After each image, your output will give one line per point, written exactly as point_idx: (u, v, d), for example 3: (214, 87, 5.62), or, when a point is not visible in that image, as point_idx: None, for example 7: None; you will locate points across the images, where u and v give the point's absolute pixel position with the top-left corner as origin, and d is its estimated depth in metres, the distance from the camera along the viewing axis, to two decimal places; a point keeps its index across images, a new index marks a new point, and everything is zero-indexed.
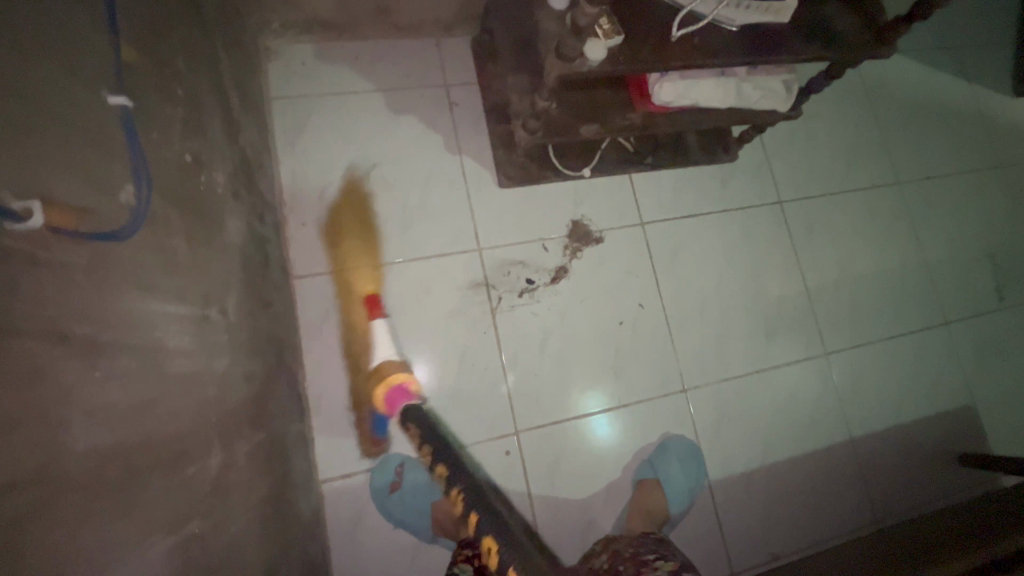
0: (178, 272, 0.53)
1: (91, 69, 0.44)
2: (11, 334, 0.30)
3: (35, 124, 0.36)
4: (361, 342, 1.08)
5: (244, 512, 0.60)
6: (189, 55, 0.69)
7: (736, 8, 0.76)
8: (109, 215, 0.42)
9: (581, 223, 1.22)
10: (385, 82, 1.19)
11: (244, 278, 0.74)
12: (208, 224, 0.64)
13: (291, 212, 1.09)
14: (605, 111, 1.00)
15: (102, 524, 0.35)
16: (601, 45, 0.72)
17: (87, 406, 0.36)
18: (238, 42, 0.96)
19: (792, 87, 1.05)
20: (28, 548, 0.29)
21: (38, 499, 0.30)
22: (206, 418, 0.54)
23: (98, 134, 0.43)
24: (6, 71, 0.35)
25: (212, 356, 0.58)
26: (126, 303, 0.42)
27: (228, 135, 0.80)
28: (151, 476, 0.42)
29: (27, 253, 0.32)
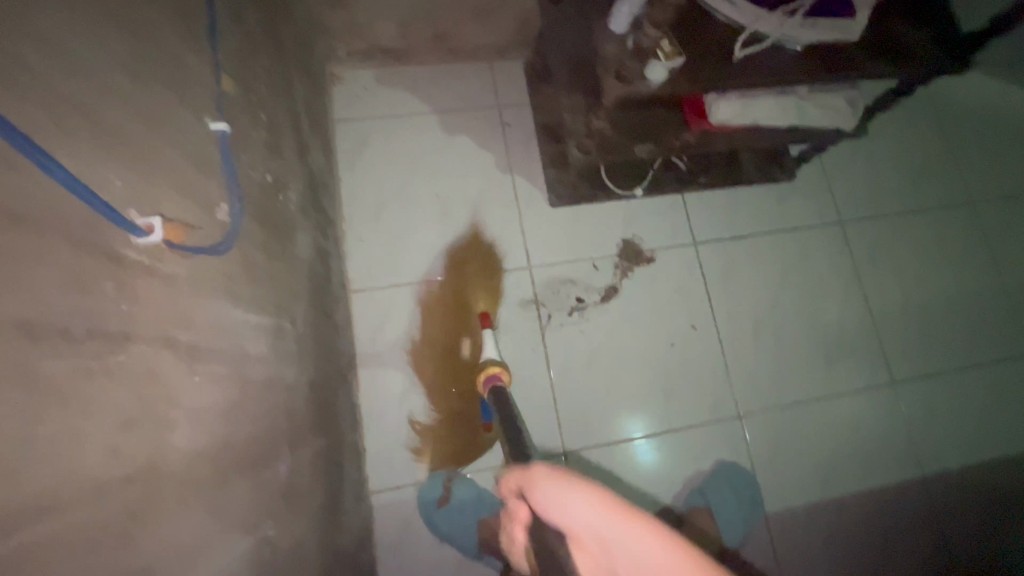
0: (259, 283, 0.56)
1: (196, 96, 0.48)
2: (132, 338, 0.33)
3: (156, 148, 0.40)
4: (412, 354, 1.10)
5: (306, 518, 0.62)
6: (270, 81, 0.74)
7: (802, 27, 0.75)
8: (210, 230, 0.46)
9: (632, 243, 1.21)
10: (441, 104, 1.23)
11: (310, 291, 0.78)
12: (283, 238, 0.67)
13: (351, 228, 1.14)
14: (659, 130, 0.99)
15: (195, 521, 0.37)
16: (662, 67, 0.73)
17: (186, 408, 0.38)
18: (309, 69, 1.02)
19: (857, 104, 1.01)
20: (138, 540, 0.31)
21: (147, 493, 0.33)
22: (277, 424, 0.56)
23: (201, 155, 0.47)
24: (133, 100, 0.38)
25: (283, 364, 0.61)
26: (218, 311, 0.45)
27: (300, 155, 0.85)
28: (233, 478, 0.44)
29: (145, 264, 0.35)
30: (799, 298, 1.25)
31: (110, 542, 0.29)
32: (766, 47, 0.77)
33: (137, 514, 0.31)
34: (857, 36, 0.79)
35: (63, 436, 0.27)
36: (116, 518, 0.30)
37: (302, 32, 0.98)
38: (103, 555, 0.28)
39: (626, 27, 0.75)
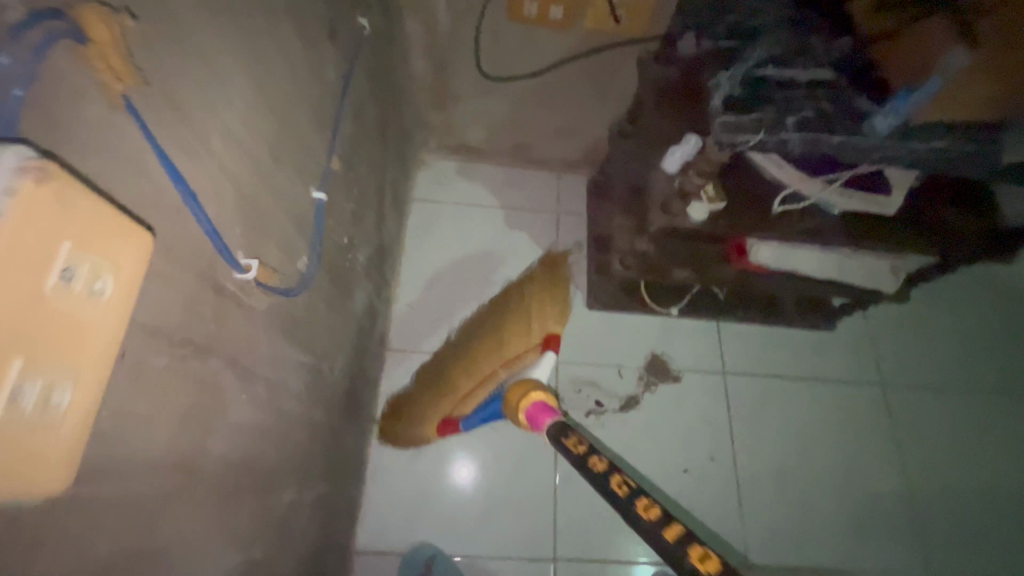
0: (313, 328, 0.65)
1: (310, 173, 0.60)
2: (210, 353, 0.41)
3: (271, 209, 0.50)
4: (454, 467, 1.11)
5: (294, 554, 0.65)
6: (368, 165, 0.87)
7: (839, 196, 0.82)
8: (288, 278, 0.55)
9: (660, 358, 1.24)
10: (508, 199, 1.36)
11: (352, 342, 0.86)
12: (343, 293, 0.77)
13: (402, 293, 1.24)
14: (702, 260, 1.05)
15: (202, 528, 0.42)
16: (704, 207, 0.81)
17: (230, 418, 0.45)
18: (403, 154, 1.18)
19: (899, 272, 1.05)
20: (171, 513, 0.37)
21: (185, 482, 0.39)
22: (293, 455, 0.62)
23: (300, 218, 0.58)
24: (270, 173, 0.49)
25: (312, 402, 0.67)
26: (274, 346, 0.53)
27: (376, 225, 0.97)
28: (246, 491, 0.49)
29: (236, 296, 0.44)
30: (831, 452, 1.20)
31: (157, 502, 0.35)
32: (804, 206, 0.84)
33: (173, 498, 0.37)
34: (893, 210, 0.84)
35: (147, 419, 0.34)
36: (160, 492, 0.36)
37: (406, 127, 1.16)
38: (145, 516, 0.34)
39: (677, 166, 0.85)
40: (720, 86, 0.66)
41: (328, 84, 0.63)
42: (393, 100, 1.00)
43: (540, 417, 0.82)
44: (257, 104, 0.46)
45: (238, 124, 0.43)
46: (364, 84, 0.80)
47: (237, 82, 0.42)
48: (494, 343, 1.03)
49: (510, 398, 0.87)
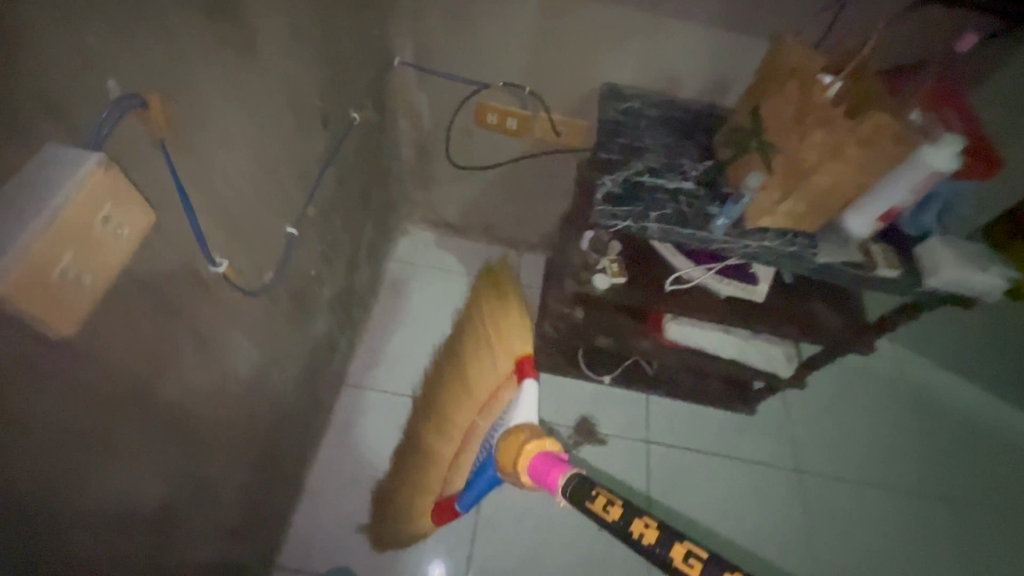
0: (266, 334, 0.82)
1: (287, 216, 0.80)
2: (180, 320, 0.58)
3: (249, 232, 0.70)
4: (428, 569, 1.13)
5: (211, 523, 0.77)
6: (345, 222, 1.09)
7: (718, 280, 1.02)
8: (252, 285, 0.74)
9: (589, 422, 1.36)
10: (473, 268, 1.57)
11: (305, 362, 1.01)
12: (301, 315, 0.94)
13: (366, 338, 1.40)
14: (623, 332, 1.21)
15: (142, 448, 0.56)
16: (606, 278, 1.01)
17: (183, 373, 0.61)
18: (385, 220, 1.41)
19: (793, 358, 1.21)
20: (126, 421, 0.52)
21: (140, 404, 0.54)
22: (229, 432, 0.76)
23: (272, 246, 0.77)
24: (253, 208, 0.69)
25: (255, 395, 0.82)
26: (230, 334, 0.70)
27: (346, 271, 1.17)
28: (182, 439, 0.64)
29: (209, 284, 0.62)
30: (744, 529, 1.27)
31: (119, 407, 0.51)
32: (691, 286, 1.04)
33: (129, 410, 0.53)
34: (763, 296, 1.03)
35: (128, 344, 0.50)
36: (122, 401, 0.51)
37: (391, 198, 1.39)
38: (108, 412, 0.49)
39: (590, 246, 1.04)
40: (608, 183, 0.88)
41: (314, 156, 0.86)
42: (379, 176, 1.24)
43: (546, 472, 0.59)
44: (253, 161, 0.67)
45: (236, 172, 0.64)
46: (351, 159, 1.03)
47: (241, 145, 0.64)
48: (466, 391, 0.93)
49: (503, 457, 0.66)
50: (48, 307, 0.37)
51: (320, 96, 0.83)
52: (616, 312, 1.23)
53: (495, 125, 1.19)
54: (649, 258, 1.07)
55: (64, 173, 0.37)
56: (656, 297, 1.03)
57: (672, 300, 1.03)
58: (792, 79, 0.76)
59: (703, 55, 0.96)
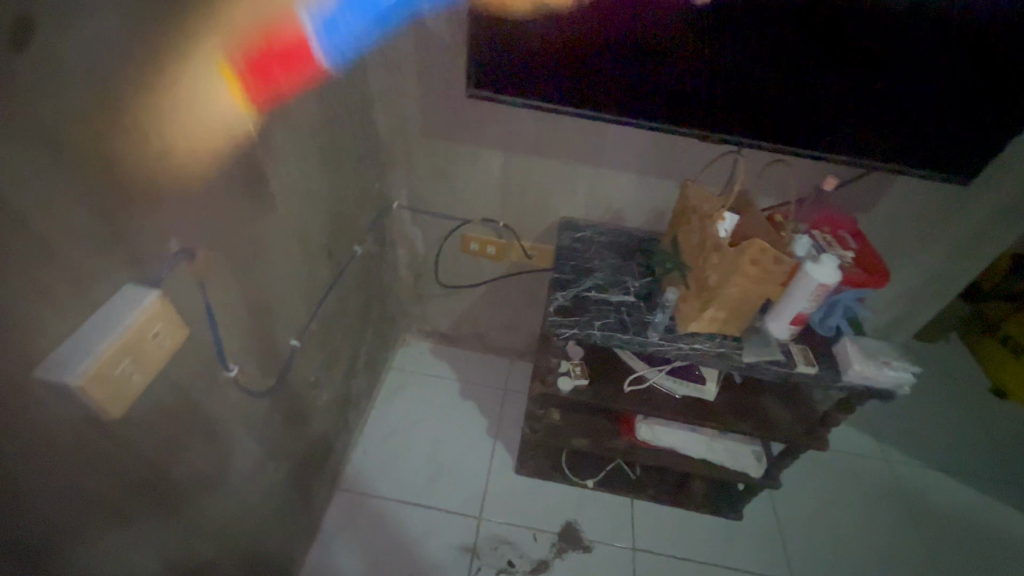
0: (266, 431, 0.95)
1: (293, 330, 0.98)
2: (197, 417, 0.72)
3: (260, 344, 0.86)
4: None
5: None
6: (345, 334, 1.26)
7: (670, 380, 1.14)
8: (258, 388, 0.89)
9: (573, 527, 1.37)
10: (465, 375, 1.70)
11: (299, 460, 1.12)
12: (299, 416, 1.07)
13: (362, 442, 1.50)
14: (596, 432, 1.29)
15: (151, 526, 0.67)
16: (569, 379, 1.14)
17: (193, 462, 0.74)
18: (384, 332, 1.59)
19: (763, 458, 1.26)
20: (143, 500, 0.64)
21: (157, 487, 0.66)
22: (224, 519, 0.86)
23: (278, 354, 0.93)
24: (265, 325, 0.87)
25: (250, 488, 0.93)
26: (235, 429, 0.84)
27: (344, 378, 1.31)
28: (184, 523, 0.74)
29: (223, 388, 0.77)
30: None
31: (141, 487, 0.63)
32: (648, 386, 1.15)
33: (147, 491, 0.65)
34: (715, 394, 1.14)
35: (156, 435, 0.64)
36: (144, 482, 0.64)
37: (389, 313, 1.59)
38: (133, 491, 0.62)
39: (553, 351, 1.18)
40: (559, 298, 1.05)
41: (320, 282, 1.06)
42: (378, 295, 1.45)
43: None
44: (269, 289, 0.86)
45: (254, 299, 0.82)
46: (352, 282, 1.23)
47: (261, 278, 0.83)
48: None
49: None
50: (113, 397, 0.52)
51: (326, 235, 1.05)
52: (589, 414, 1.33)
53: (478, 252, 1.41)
54: (609, 361, 1.20)
55: (134, 306, 0.54)
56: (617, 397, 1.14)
57: (631, 398, 1.14)
58: (695, 216, 0.96)
59: (638, 195, 1.18)
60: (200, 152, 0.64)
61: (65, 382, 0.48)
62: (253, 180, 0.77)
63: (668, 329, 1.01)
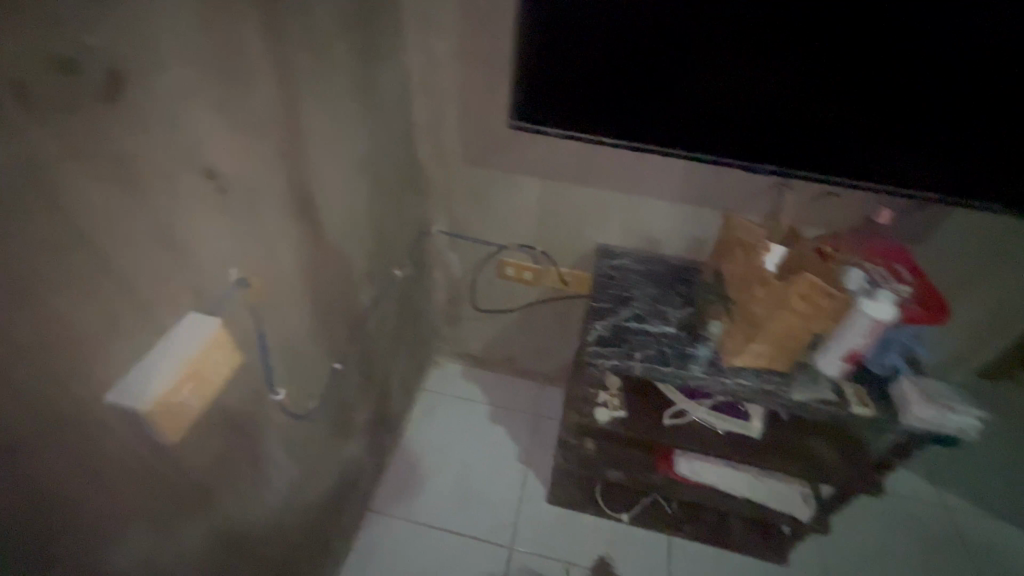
0: (305, 452, 0.96)
1: (333, 354, 0.99)
2: (244, 440, 0.74)
3: (303, 368, 0.88)
4: None
5: None
6: (381, 356, 1.28)
7: (712, 415, 1.10)
8: (300, 411, 0.90)
9: (606, 563, 1.33)
10: (496, 399, 1.69)
11: (334, 481, 1.13)
12: (335, 437, 1.09)
13: (394, 464, 1.50)
14: (632, 465, 1.26)
15: (198, 545, 0.69)
16: (606, 411, 1.12)
17: (238, 483, 0.75)
18: (418, 354, 1.60)
19: (810, 500, 1.21)
20: (192, 520, 0.66)
21: (204, 508, 0.68)
22: (262, 539, 0.87)
23: (319, 377, 0.95)
24: (309, 350, 0.89)
25: (288, 508, 0.94)
26: (278, 451, 0.85)
27: (379, 400, 1.32)
28: (227, 541, 0.76)
29: (269, 411, 0.79)
30: None
31: (191, 508, 0.65)
32: (688, 420, 1.12)
33: (196, 512, 0.67)
34: (759, 432, 1.10)
35: (207, 457, 0.66)
36: (193, 504, 0.66)
37: (423, 335, 1.60)
38: (184, 511, 0.64)
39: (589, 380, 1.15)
40: (598, 328, 1.04)
41: (360, 306, 1.08)
42: (414, 317, 1.46)
43: None
44: (313, 315, 0.88)
45: (300, 323, 0.84)
46: (389, 305, 1.25)
47: (307, 303, 0.85)
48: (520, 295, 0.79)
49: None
50: (176, 421, 0.54)
51: (367, 261, 1.08)
52: (626, 446, 1.29)
53: (514, 276, 1.41)
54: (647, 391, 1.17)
55: (196, 335, 0.57)
56: (657, 430, 1.11)
57: (671, 431, 1.10)
58: (739, 249, 0.94)
59: (678, 223, 1.17)
60: (258, 185, 0.67)
61: (133, 408, 0.50)
62: (304, 210, 0.80)
63: (712, 362, 0.98)
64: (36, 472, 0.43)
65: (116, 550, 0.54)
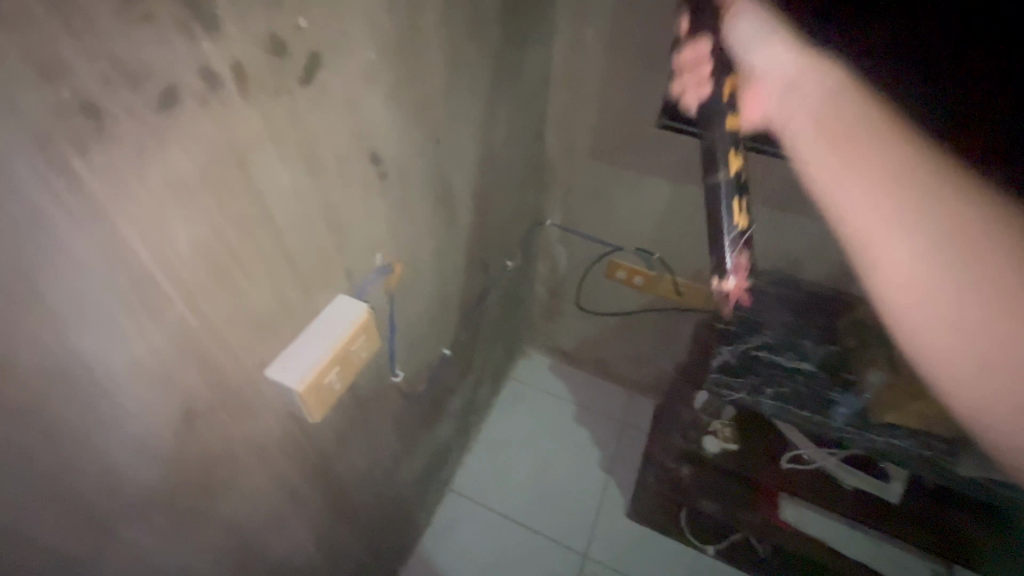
0: (408, 430, 0.98)
1: (444, 338, 0.99)
2: (365, 418, 0.76)
3: (419, 352, 0.89)
4: None
5: None
6: (481, 343, 1.28)
7: (842, 467, 0.98)
8: (411, 391, 0.92)
9: None
10: (582, 400, 1.64)
11: (426, 459, 1.15)
12: (433, 417, 1.10)
13: (476, 447, 1.52)
14: (730, 498, 1.15)
15: (318, 509, 0.72)
16: (716, 441, 1.05)
17: (355, 456, 0.78)
18: (511, 343, 1.58)
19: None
20: (315, 487, 0.69)
21: (326, 477, 0.71)
22: (366, 507, 0.90)
23: (430, 361, 0.96)
24: (426, 334, 0.89)
25: (389, 481, 0.97)
26: (388, 428, 0.87)
27: (472, 386, 1.33)
28: (340, 507, 0.80)
29: (387, 391, 0.81)
30: None
31: (317, 476, 0.68)
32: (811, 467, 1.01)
33: (320, 481, 0.70)
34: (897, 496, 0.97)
35: (336, 432, 0.69)
36: (318, 473, 0.68)
37: (519, 325, 1.58)
38: (311, 480, 0.67)
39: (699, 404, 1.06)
40: (725, 353, 0.95)
41: (472, 293, 1.07)
42: (514, 307, 1.44)
43: None
44: (435, 300, 0.88)
45: (423, 308, 0.84)
46: (496, 294, 1.24)
47: (431, 289, 0.85)
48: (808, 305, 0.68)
49: None
50: (323, 400, 0.55)
51: (486, 249, 1.06)
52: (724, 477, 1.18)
53: (624, 279, 1.35)
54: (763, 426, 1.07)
55: (345, 319, 0.57)
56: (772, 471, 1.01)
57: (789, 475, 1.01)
58: None
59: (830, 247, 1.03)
60: (409, 171, 0.66)
61: (289, 386, 0.51)
62: (443, 196, 0.78)
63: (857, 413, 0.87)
64: (199, 436, 0.45)
65: (257, 509, 0.57)
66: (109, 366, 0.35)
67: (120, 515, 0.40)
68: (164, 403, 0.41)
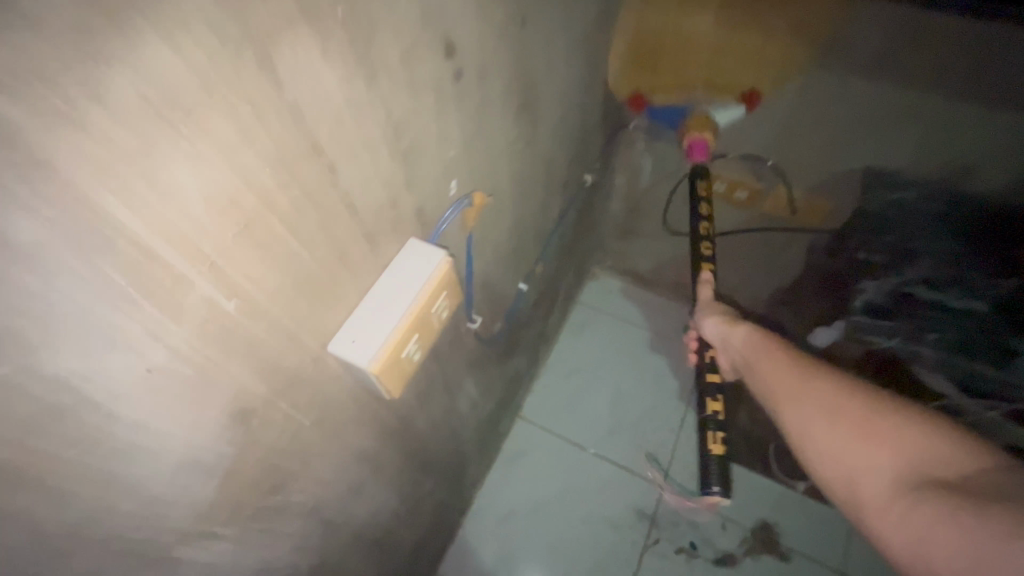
0: (484, 372, 0.89)
1: (520, 272, 0.86)
2: (441, 372, 0.66)
3: (495, 292, 0.76)
4: None
5: (419, 526, 0.86)
6: (554, 270, 1.14)
7: None
8: (486, 334, 0.81)
9: (770, 529, 1.22)
10: (658, 326, 1.51)
11: (499, 395, 1.08)
12: (507, 353, 1.01)
13: (544, 374, 1.45)
14: None
15: (400, 468, 0.66)
16: None
17: (433, 410, 0.70)
18: (580, 267, 1.44)
19: None
20: (396, 449, 0.62)
21: (405, 438, 0.63)
22: (445, 452, 0.84)
23: (506, 299, 0.83)
24: (502, 270, 0.76)
25: (466, 423, 0.90)
26: (465, 374, 0.78)
27: (544, 316, 1.21)
28: (421, 460, 0.73)
29: (463, 340, 0.70)
30: None
31: (396, 440, 0.61)
32: None
33: (399, 443, 0.62)
34: None
35: (412, 394, 0.59)
36: (398, 436, 0.60)
37: (590, 247, 1.41)
38: (390, 445, 0.59)
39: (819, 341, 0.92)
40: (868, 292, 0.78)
41: (549, 217, 0.91)
42: (587, 227, 1.27)
43: None
44: (512, 232, 0.73)
45: (500, 243, 0.70)
46: (572, 214, 1.07)
47: (508, 219, 0.70)
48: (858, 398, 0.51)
49: None
50: (404, 374, 0.45)
51: (566, 162, 0.87)
52: None
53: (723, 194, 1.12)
54: None
55: (422, 273, 0.43)
56: None
57: None
58: None
59: None
60: (488, 68, 0.48)
61: (360, 366, 0.40)
62: (524, 101, 0.60)
63: None
64: (259, 433, 0.36)
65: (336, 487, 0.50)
66: (116, 385, 0.25)
67: (178, 533, 0.33)
68: (207, 409, 0.31)
